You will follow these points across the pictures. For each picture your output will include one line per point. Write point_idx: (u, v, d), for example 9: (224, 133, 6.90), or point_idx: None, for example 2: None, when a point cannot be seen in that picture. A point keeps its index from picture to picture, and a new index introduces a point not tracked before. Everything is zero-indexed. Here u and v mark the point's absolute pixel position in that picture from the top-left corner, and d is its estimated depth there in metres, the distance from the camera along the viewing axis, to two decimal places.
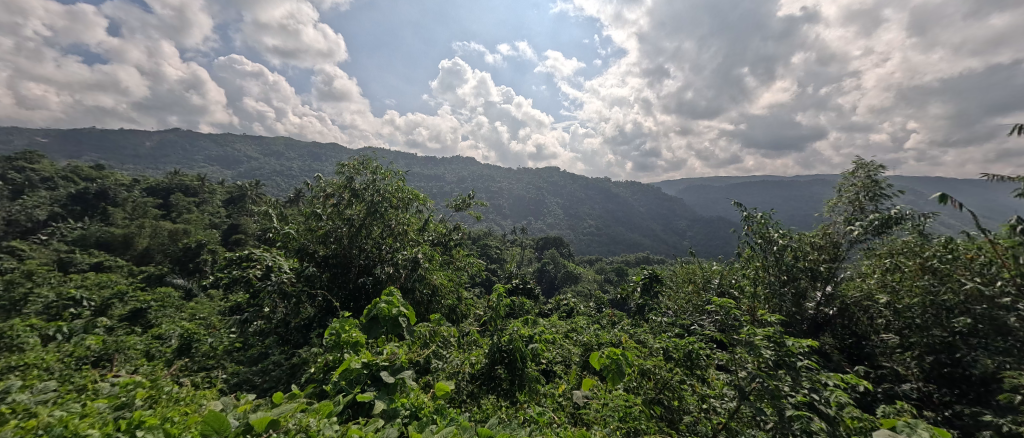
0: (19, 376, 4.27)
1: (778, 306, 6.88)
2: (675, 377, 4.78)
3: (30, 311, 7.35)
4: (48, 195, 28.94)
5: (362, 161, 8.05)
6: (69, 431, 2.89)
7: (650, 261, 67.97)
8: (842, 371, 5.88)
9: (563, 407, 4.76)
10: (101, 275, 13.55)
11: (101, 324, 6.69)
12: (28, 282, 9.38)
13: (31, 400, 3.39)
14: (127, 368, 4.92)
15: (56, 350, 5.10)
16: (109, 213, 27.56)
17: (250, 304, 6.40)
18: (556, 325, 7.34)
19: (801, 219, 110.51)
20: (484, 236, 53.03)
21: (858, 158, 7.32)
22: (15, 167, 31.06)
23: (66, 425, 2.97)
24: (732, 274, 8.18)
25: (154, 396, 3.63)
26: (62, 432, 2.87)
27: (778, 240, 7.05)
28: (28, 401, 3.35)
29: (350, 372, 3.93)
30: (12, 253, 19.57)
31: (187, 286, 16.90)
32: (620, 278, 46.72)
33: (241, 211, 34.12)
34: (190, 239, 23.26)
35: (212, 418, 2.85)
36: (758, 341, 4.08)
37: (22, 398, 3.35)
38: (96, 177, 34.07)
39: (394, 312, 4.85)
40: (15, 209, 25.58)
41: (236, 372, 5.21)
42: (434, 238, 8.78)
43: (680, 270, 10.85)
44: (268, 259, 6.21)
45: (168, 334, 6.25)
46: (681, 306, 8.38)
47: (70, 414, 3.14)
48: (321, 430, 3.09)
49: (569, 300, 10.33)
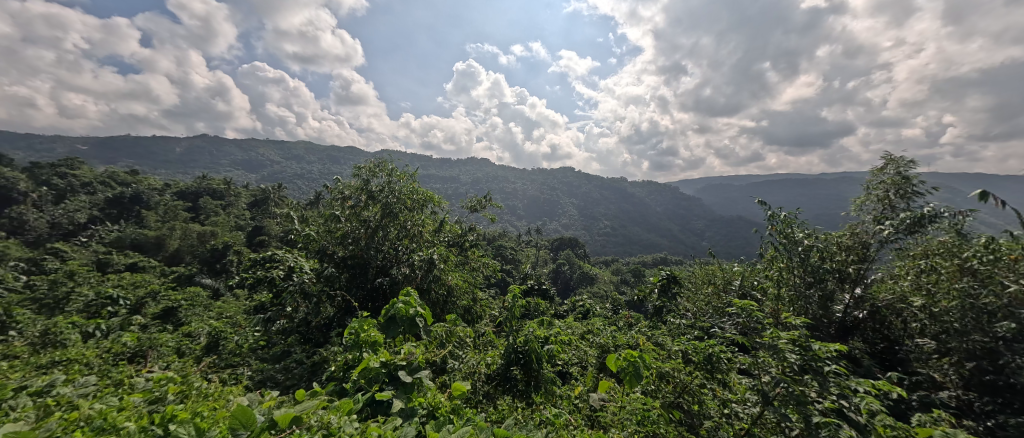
0: (63, 369, 4.56)
1: (802, 308, 6.71)
2: (694, 381, 4.63)
3: (71, 309, 7.73)
4: (88, 198, 30.55)
5: (378, 163, 8.18)
6: (108, 423, 3.08)
7: (668, 261, 67.03)
8: (874, 378, 5.58)
9: (579, 409, 4.73)
10: (133, 275, 14.21)
11: (136, 322, 7.02)
12: (68, 280, 9.90)
13: (73, 393, 3.59)
14: (159, 363, 5.17)
15: (95, 346, 5.39)
16: (143, 216, 28.94)
17: (273, 304, 6.58)
18: (572, 326, 7.29)
19: (828, 218, 107.03)
20: (499, 237, 53.48)
21: (888, 154, 6.97)
22: (57, 172, 32.91)
23: (105, 418, 3.16)
24: (754, 276, 7.98)
25: (184, 391, 3.82)
26: (102, 424, 3.06)
27: (803, 241, 6.87)
28: (71, 394, 3.56)
29: (369, 371, 3.99)
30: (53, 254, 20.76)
31: (214, 285, 17.62)
32: (636, 278, 46.22)
33: (265, 213, 35.27)
34: (217, 241, 24.18)
35: (240, 413, 2.96)
36: (783, 344, 3.95)
37: (65, 392, 3.56)
38: (131, 183, 35.84)
39: (411, 312, 4.97)
40: (58, 212, 27.09)
41: (261, 370, 5.36)
42: (449, 239, 8.82)
43: (698, 271, 10.60)
44: (290, 260, 6.52)
45: (197, 332, 6.53)
46: (700, 307, 8.15)
47: (108, 407, 3.33)
48: (342, 427, 3.18)
49: (584, 301, 10.25)
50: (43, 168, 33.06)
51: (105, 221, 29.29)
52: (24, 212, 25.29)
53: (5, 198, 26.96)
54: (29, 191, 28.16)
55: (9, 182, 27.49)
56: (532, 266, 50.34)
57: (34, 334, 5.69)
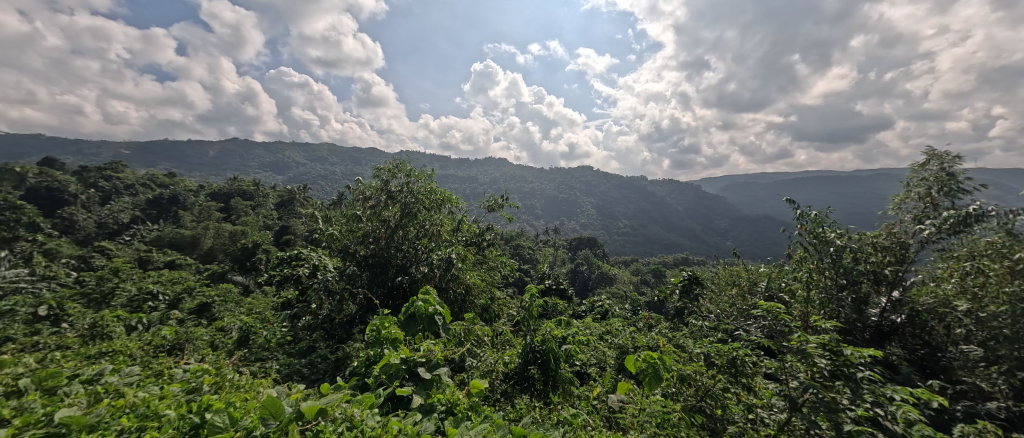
0: (109, 360, 4.89)
1: (834, 312, 6.35)
2: (718, 385, 4.49)
3: (116, 303, 8.25)
4: (130, 200, 32.40)
5: (396, 164, 8.33)
6: (151, 410, 3.29)
7: (690, 262, 65.41)
8: (913, 386, 5.26)
9: (598, 410, 4.70)
10: (170, 272, 15.03)
11: (174, 317, 7.41)
12: (113, 276, 10.56)
13: (120, 381, 3.86)
14: (195, 356, 5.45)
15: (138, 339, 5.74)
16: (180, 216, 30.50)
17: (299, 300, 6.82)
18: (590, 327, 7.22)
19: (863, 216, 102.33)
20: (518, 237, 53.76)
21: (931, 148, 6.60)
22: (103, 176, 34.98)
23: (148, 405, 3.38)
24: (782, 278, 7.69)
25: (218, 382, 4.02)
26: (146, 411, 3.28)
27: (835, 241, 6.52)
28: (118, 383, 3.82)
29: (390, 366, 4.09)
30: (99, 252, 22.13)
31: (244, 282, 18.37)
32: (657, 280, 45.25)
33: (291, 214, 36.50)
34: (246, 240, 25.17)
35: (270, 404, 3.10)
36: (812, 349, 3.83)
37: (113, 380, 3.83)
38: (169, 185, 37.85)
39: (430, 310, 5.15)
40: (104, 212, 28.84)
41: (288, 364, 5.56)
42: (468, 238, 8.83)
43: (723, 272, 10.26)
44: (314, 258, 6.73)
45: (229, 327, 6.85)
46: (724, 309, 7.89)
47: (151, 395, 3.56)
48: (365, 420, 3.28)
49: (603, 302, 10.12)
50: (91, 172, 35.23)
51: (146, 221, 31.00)
52: (75, 213, 27.02)
53: (57, 199, 28.88)
54: (80, 193, 30.12)
55: (62, 185, 29.46)
56: (550, 265, 50.15)
57: (84, 326, 6.11)
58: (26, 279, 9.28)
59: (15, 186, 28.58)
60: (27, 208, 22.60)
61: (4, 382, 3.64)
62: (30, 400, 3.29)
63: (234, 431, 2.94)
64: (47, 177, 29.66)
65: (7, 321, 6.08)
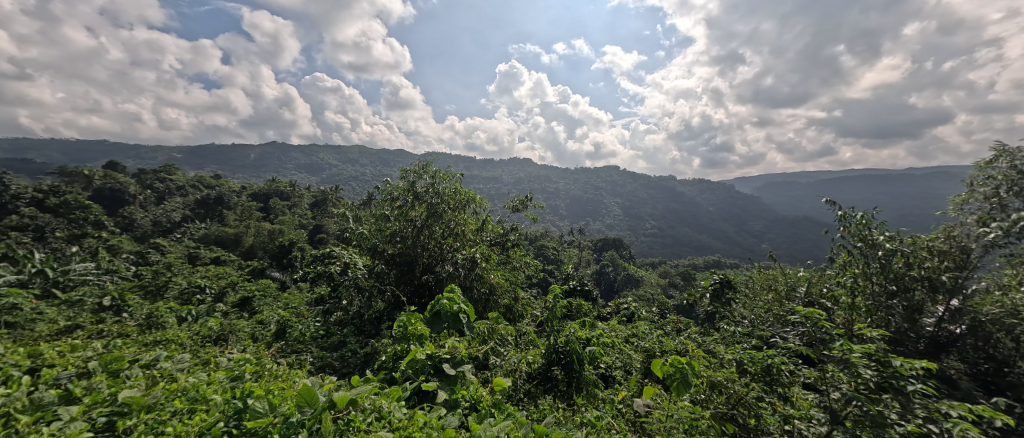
0: (163, 347, 5.30)
1: (883, 320, 5.94)
2: (751, 394, 4.26)
3: (169, 295, 8.94)
4: (181, 200, 34.81)
5: (422, 165, 8.46)
6: (200, 394, 3.54)
7: (723, 265, 62.91)
8: (974, 403, 4.82)
9: (622, 414, 4.64)
10: (213, 268, 16.06)
11: (219, 310, 7.92)
12: (166, 270, 11.43)
13: (172, 367, 4.18)
14: (238, 347, 5.80)
15: (187, 329, 6.19)
16: (224, 215, 32.48)
17: (332, 297, 7.19)
18: (615, 329, 7.10)
19: (916, 217, 95.16)
20: (543, 237, 53.56)
21: (1000, 144, 6.06)
22: (158, 178, 37.72)
23: (197, 390, 3.64)
24: (823, 283, 7.28)
25: (258, 371, 4.27)
26: (195, 395, 3.53)
27: (884, 244, 6.14)
28: (171, 368, 4.14)
29: (415, 362, 4.18)
30: (155, 248, 23.96)
31: (280, 278, 19.36)
32: (686, 282, 43.86)
33: (324, 213, 38.12)
34: (283, 238, 26.49)
35: (305, 393, 3.23)
36: (856, 358, 3.66)
37: (166, 366, 4.15)
38: (215, 186, 40.38)
39: (454, 308, 5.34)
40: (159, 212, 31.12)
41: (322, 357, 5.79)
42: (492, 238, 8.84)
43: (758, 276, 9.81)
44: (346, 256, 7.06)
45: (268, 320, 7.24)
46: (759, 314, 7.45)
47: (199, 381, 3.83)
48: (392, 412, 3.38)
49: (629, 304, 9.91)
50: (147, 175, 38.08)
51: (195, 220, 33.24)
52: (134, 212, 29.35)
53: (119, 199, 31.43)
54: (138, 193, 32.65)
55: (123, 186, 32.02)
56: (575, 266, 49.63)
57: (142, 316, 6.64)
58: (93, 272, 10.20)
59: (83, 187, 31.33)
60: (94, 209, 24.77)
61: (75, 362, 4.03)
62: (98, 380, 3.65)
63: (273, 417, 3.10)
64: (111, 179, 32.33)
65: (77, 310, 6.70)
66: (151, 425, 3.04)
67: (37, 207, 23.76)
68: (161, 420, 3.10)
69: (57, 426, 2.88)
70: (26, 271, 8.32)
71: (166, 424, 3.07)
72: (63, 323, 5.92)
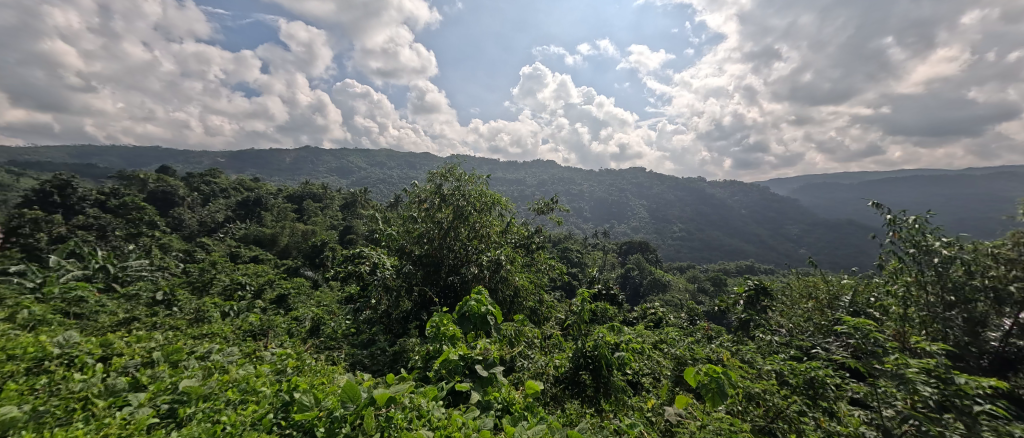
0: (210, 340, 5.64)
1: (939, 333, 5.50)
2: (792, 407, 4.07)
3: (214, 291, 9.54)
4: (224, 202, 36.99)
5: (448, 168, 8.56)
6: (251, 386, 3.77)
7: (757, 271, 60.29)
8: None
9: (653, 423, 4.45)
10: (249, 266, 16.96)
11: (259, 306, 8.37)
12: (211, 267, 12.16)
13: (224, 359, 4.45)
14: (276, 341, 6.09)
15: (231, 324, 6.58)
16: (263, 216, 34.27)
17: (362, 296, 7.46)
18: (642, 335, 6.91)
19: (981, 221, 87.41)
20: (566, 240, 53.17)
21: None
22: (204, 181, 40.14)
23: (247, 381, 3.87)
24: (871, 292, 6.98)
25: (300, 366, 4.48)
26: (246, 387, 3.76)
27: (941, 251, 5.79)
28: (223, 360, 4.41)
29: (449, 362, 4.23)
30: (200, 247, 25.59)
31: (311, 277, 20.22)
32: (716, 288, 42.24)
33: (353, 215, 39.52)
34: (315, 239, 27.62)
35: (348, 390, 3.32)
36: (913, 374, 3.47)
37: (219, 359, 4.42)
38: (254, 189, 42.68)
39: (482, 310, 5.41)
40: (205, 213, 33.20)
41: (353, 354, 5.98)
42: (517, 240, 8.87)
43: (796, 283, 9.30)
44: (374, 257, 7.28)
45: (304, 317, 7.56)
46: (798, 324, 7.02)
47: (248, 373, 4.06)
48: (431, 410, 3.45)
49: (655, 309, 9.66)
50: (195, 178, 40.58)
51: (236, 220, 35.24)
52: (183, 214, 31.43)
53: (170, 201, 33.77)
54: (186, 196, 34.93)
55: (173, 189, 34.36)
56: (599, 268, 48.95)
57: (191, 311, 7.11)
58: (146, 268, 11.01)
59: (139, 190, 33.83)
60: (150, 209, 26.74)
61: (139, 352, 4.36)
62: (161, 369, 3.93)
63: (319, 411, 3.23)
64: (163, 183, 34.74)
65: (134, 303, 7.24)
66: (208, 413, 3.25)
67: (100, 209, 25.93)
68: (216, 409, 3.32)
69: (129, 410, 3.13)
70: (90, 267, 9.07)
71: (222, 413, 3.26)
72: (122, 315, 6.41)
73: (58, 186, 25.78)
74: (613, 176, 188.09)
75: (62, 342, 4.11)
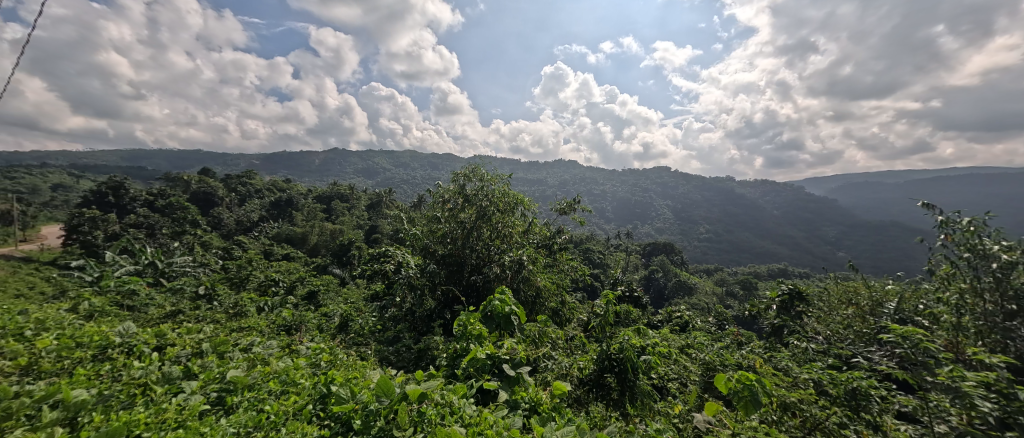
0: (247, 333, 5.92)
1: (999, 344, 5.03)
2: (831, 418, 3.84)
3: (249, 287, 10.00)
4: (259, 202, 38.73)
5: (471, 168, 8.61)
6: (290, 377, 3.94)
7: (791, 275, 57.61)
8: None
9: (680, 429, 4.29)
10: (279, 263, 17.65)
11: (290, 302, 8.70)
12: (247, 264, 12.75)
13: (265, 351, 4.67)
14: (308, 336, 6.33)
15: (266, 318, 6.88)
16: (294, 216, 35.67)
17: (387, 294, 7.63)
18: (668, 338, 6.74)
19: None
20: (589, 241, 52.61)
21: None
22: (241, 182, 42.19)
23: (287, 373, 4.05)
24: (919, 298, 6.55)
25: (334, 360, 4.63)
26: (286, 378, 3.93)
27: (1001, 256, 5.28)
28: (264, 352, 4.63)
29: (477, 361, 4.28)
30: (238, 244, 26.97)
31: (337, 274, 20.89)
32: (745, 292, 40.62)
33: (379, 215, 40.54)
34: (343, 237, 28.50)
35: (382, 385, 3.43)
36: (968, 387, 3.26)
37: (260, 351, 4.64)
38: (286, 189, 44.48)
39: (506, 309, 5.43)
40: (242, 213, 34.88)
41: (379, 350, 6.12)
42: (539, 240, 8.87)
43: (834, 288, 8.83)
44: (399, 256, 7.44)
45: (333, 313, 7.80)
46: (837, 331, 6.68)
47: (287, 366, 4.24)
48: (461, 407, 3.47)
49: (681, 312, 9.40)
50: (233, 179, 42.69)
51: (269, 219, 36.83)
52: (222, 214, 33.17)
53: (211, 202, 35.68)
54: (225, 196, 36.81)
55: (213, 189, 36.24)
56: (623, 270, 48.15)
57: (229, 305, 7.49)
58: (189, 264, 11.67)
59: (184, 191, 35.88)
60: (193, 209, 28.38)
61: (188, 342, 4.63)
62: (209, 360, 4.16)
63: (354, 404, 3.34)
64: (204, 184, 36.70)
65: (178, 297, 7.69)
66: (252, 402, 3.41)
67: (149, 208, 27.81)
68: (260, 398, 3.48)
69: (183, 397, 3.32)
70: (141, 263, 9.73)
71: (265, 403, 3.41)
72: (168, 308, 6.82)
73: (113, 187, 27.73)
74: (641, 176, 184.19)
75: (122, 331, 4.40)
